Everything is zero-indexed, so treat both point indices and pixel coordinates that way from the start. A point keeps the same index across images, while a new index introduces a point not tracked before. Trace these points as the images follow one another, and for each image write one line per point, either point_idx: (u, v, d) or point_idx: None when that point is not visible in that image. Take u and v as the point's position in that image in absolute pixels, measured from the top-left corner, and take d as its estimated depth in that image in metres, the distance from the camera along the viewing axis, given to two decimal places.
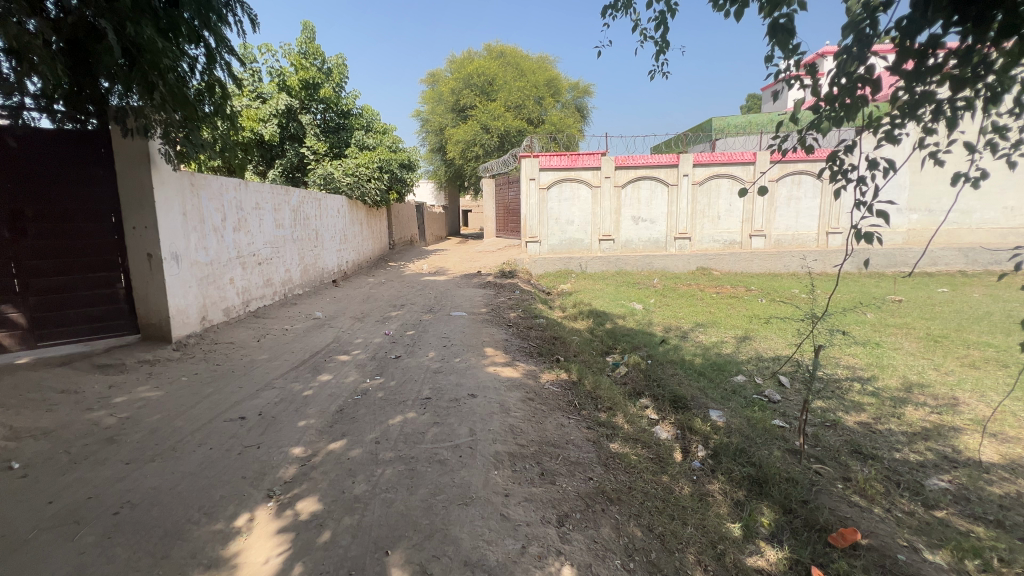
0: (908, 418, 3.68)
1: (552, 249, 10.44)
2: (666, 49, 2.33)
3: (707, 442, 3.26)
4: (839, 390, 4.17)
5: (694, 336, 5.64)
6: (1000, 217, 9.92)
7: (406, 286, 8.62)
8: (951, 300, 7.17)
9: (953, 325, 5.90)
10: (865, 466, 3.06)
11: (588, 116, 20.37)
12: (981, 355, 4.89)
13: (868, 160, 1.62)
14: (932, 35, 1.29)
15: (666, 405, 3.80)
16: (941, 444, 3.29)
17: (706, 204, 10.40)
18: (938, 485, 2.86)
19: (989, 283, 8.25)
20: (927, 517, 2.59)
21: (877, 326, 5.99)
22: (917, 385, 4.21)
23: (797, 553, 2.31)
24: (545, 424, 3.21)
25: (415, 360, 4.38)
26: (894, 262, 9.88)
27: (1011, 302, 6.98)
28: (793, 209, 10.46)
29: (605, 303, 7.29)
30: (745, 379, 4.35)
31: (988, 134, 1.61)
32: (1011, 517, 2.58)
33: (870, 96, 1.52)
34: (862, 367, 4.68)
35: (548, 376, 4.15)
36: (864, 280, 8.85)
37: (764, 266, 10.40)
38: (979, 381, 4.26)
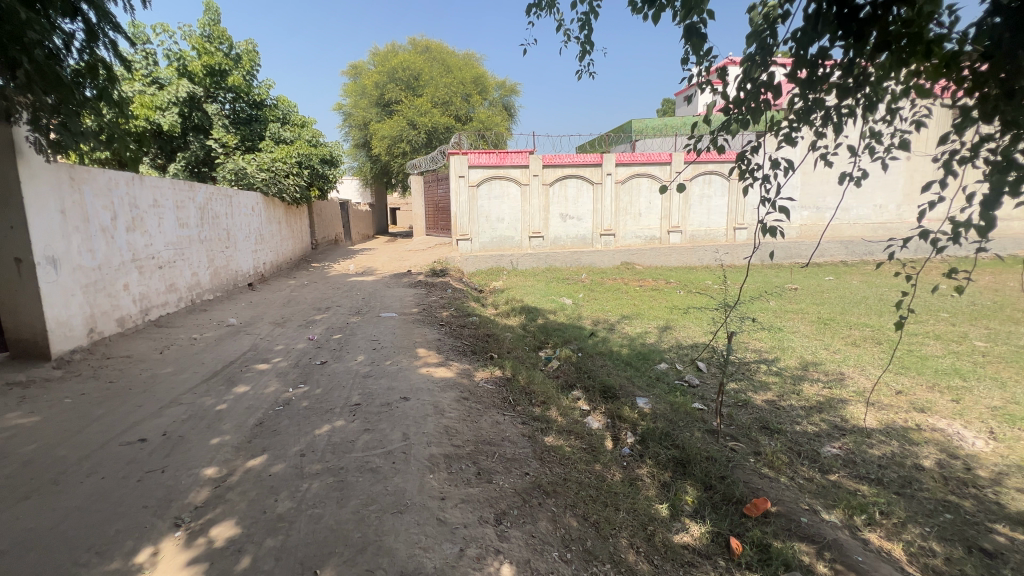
0: (805, 393, 4.11)
1: (483, 246, 10.45)
2: (590, 50, 2.38)
3: (636, 429, 3.42)
4: (748, 372, 4.57)
5: (621, 328, 5.91)
6: (872, 213, 11.37)
7: (331, 287, 8.21)
8: (836, 288, 8.10)
9: (838, 309, 6.68)
10: (772, 440, 3.37)
11: (515, 114, 20.57)
12: (860, 334, 5.58)
13: (771, 160, 1.76)
14: (821, 48, 1.43)
15: (597, 395, 3.93)
16: (832, 415, 3.71)
17: (628, 202, 10.92)
18: (831, 451, 3.22)
19: (866, 272, 9.44)
20: (823, 481, 2.91)
21: (778, 312, 6.63)
22: (812, 364, 4.72)
23: (717, 526, 2.49)
24: (481, 422, 3.19)
25: (342, 365, 4.17)
26: (791, 254, 10.99)
27: (882, 287, 8.04)
28: (705, 206, 11.27)
29: (536, 299, 7.42)
30: (667, 366, 4.63)
31: (867, 139, 1.81)
32: (887, 475, 2.97)
33: (772, 101, 1.65)
34: (766, 350, 5.15)
35: (482, 374, 4.13)
36: (767, 271, 9.77)
37: (681, 260, 11.11)
38: (860, 357, 4.86)
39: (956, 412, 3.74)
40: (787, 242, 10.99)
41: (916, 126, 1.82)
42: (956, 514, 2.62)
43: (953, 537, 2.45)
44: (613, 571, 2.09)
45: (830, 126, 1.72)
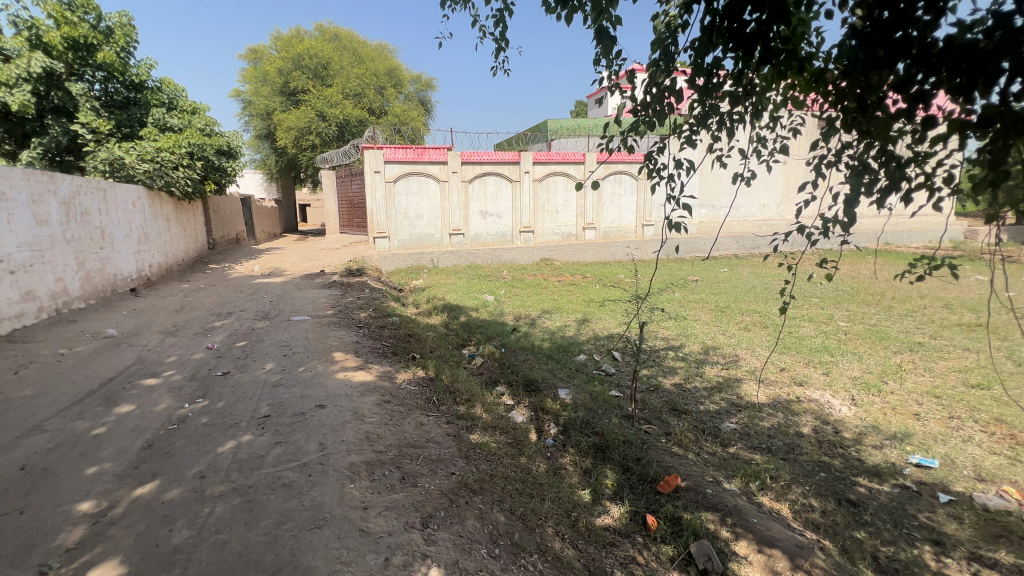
0: (707, 375, 4.51)
1: (401, 244, 10.15)
2: (505, 47, 2.39)
3: (558, 419, 3.52)
4: (658, 358, 4.91)
5: (542, 322, 6.05)
6: (758, 211, 12.73)
7: (233, 290, 7.52)
8: (731, 278, 8.96)
9: (732, 298, 7.40)
10: (680, 420, 3.65)
11: (432, 109, 20.21)
12: (751, 319, 6.23)
13: (675, 161, 1.88)
14: (715, 58, 1.56)
15: (520, 390, 4.00)
16: (730, 393, 4.11)
17: (546, 200, 11.21)
18: (729, 426, 3.56)
19: (754, 264, 10.56)
20: (724, 454, 3.20)
21: (683, 303, 7.19)
22: (712, 348, 5.19)
23: (635, 505, 2.64)
24: (403, 425, 3.10)
25: (248, 375, 3.82)
26: (692, 249, 11.97)
27: (767, 277, 9.05)
28: (617, 205, 11.90)
29: (458, 296, 7.36)
30: (586, 358, 4.83)
31: (754, 143, 2.01)
32: (774, 443, 3.35)
33: (674, 105, 1.76)
34: (673, 337, 5.57)
35: (404, 376, 4.01)
36: (672, 265, 10.56)
37: (596, 256, 11.64)
38: (750, 340, 5.44)
39: (826, 383, 4.31)
40: (689, 238, 11.95)
41: (792, 134, 2.06)
42: (828, 472, 3.02)
43: (827, 492, 2.82)
44: (540, 561, 2.13)
45: (724, 131, 1.88)
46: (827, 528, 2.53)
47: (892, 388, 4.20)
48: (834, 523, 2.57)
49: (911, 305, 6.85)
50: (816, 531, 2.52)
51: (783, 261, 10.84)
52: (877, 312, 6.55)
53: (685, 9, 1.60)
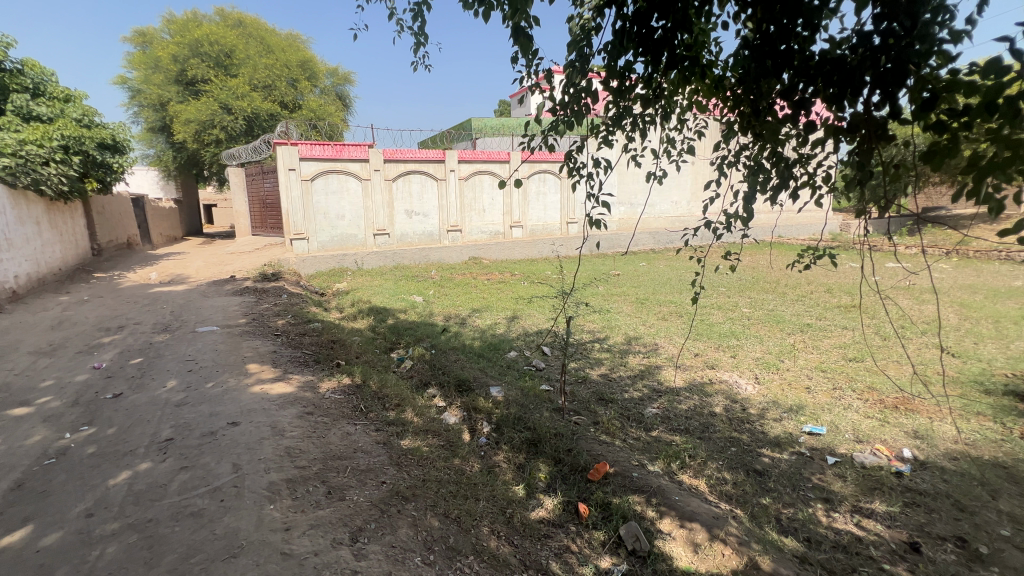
0: (630, 364, 4.75)
1: (322, 246, 9.62)
2: (424, 42, 2.33)
3: (491, 417, 3.52)
4: (585, 351, 5.08)
5: (472, 321, 6.03)
6: (671, 208, 13.63)
7: (124, 301, 6.69)
8: (649, 272, 9.50)
9: (651, 290, 7.86)
10: (607, 409, 3.81)
11: (350, 104, 19.35)
12: (668, 309, 6.65)
13: (593, 159, 1.94)
14: (626, 62, 1.63)
15: (452, 391, 3.95)
16: (651, 380, 4.36)
17: (472, 198, 11.17)
18: (652, 411, 3.78)
19: (669, 257, 11.28)
20: (647, 438, 3.39)
21: (606, 296, 7.52)
22: (634, 339, 5.47)
23: (568, 496, 2.71)
24: (328, 437, 2.93)
25: (146, 395, 3.42)
26: (613, 244, 12.54)
27: (680, 270, 9.72)
28: (542, 203, 12.15)
29: (385, 298, 7.12)
30: (517, 354, 4.88)
31: (665, 144, 2.13)
32: (691, 424, 3.61)
33: (590, 106, 1.82)
34: (599, 330, 5.80)
35: (328, 385, 3.79)
36: (595, 260, 10.99)
37: (524, 254, 11.81)
38: (668, 329, 5.81)
39: (734, 365, 4.72)
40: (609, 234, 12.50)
41: (697, 135, 2.21)
42: (738, 447, 3.30)
43: (737, 465, 3.08)
44: (477, 562, 2.12)
45: (637, 132, 1.98)
46: (738, 498, 2.77)
47: (787, 366, 4.69)
48: (744, 492, 2.81)
49: (801, 291, 7.69)
50: (729, 501, 2.75)
51: (694, 254, 11.71)
52: (774, 298, 7.27)
53: (597, 12, 1.65)
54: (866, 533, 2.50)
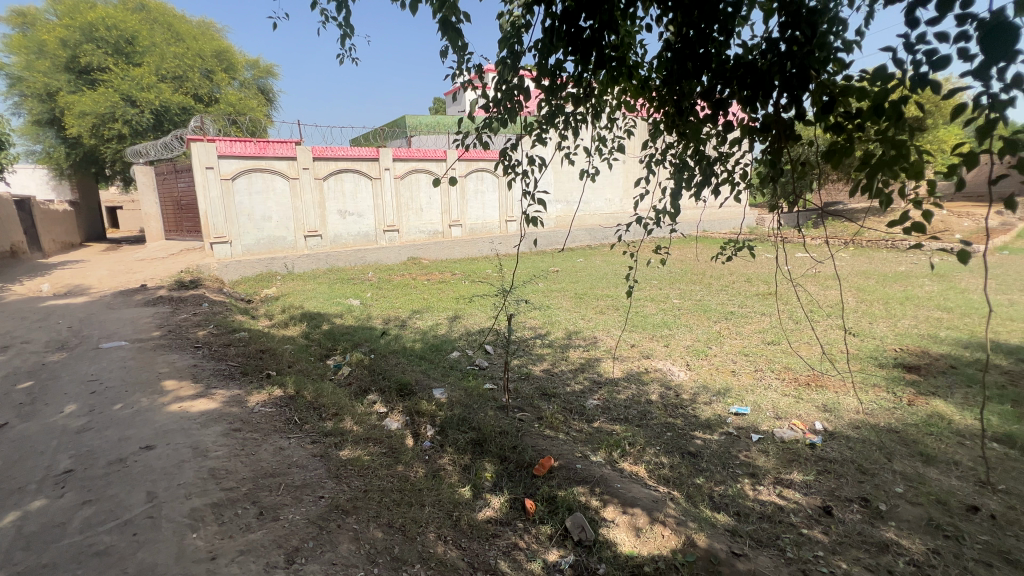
0: (571, 358, 4.87)
1: (246, 249, 8.98)
2: (351, 34, 2.23)
3: (435, 420, 3.46)
4: (527, 347, 5.13)
5: (412, 323, 5.89)
6: (605, 205, 14.12)
7: (8, 317, 5.87)
8: (586, 267, 9.77)
9: (589, 285, 8.09)
10: (550, 403, 3.88)
11: (274, 99, 18.24)
12: (605, 303, 6.88)
13: (528, 157, 1.95)
14: (557, 61, 1.65)
15: (393, 395, 3.83)
16: (592, 373, 4.49)
17: (409, 197, 10.92)
18: (593, 403, 3.89)
19: (605, 253, 11.68)
20: (589, 430, 3.49)
21: (546, 292, 7.64)
22: (574, 333, 5.61)
23: (514, 493, 2.72)
24: (259, 454, 2.74)
25: (38, 423, 3.02)
26: (551, 241, 12.77)
27: (616, 264, 10.09)
28: (480, 201, 12.12)
29: (319, 303, 6.79)
30: (459, 354, 4.83)
31: (597, 142, 2.18)
32: (630, 413, 3.75)
33: (523, 103, 1.82)
34: (540, 326, 5.89)
35: (257, 398, 3.54)
36: (535, 257, 11.14)
37: (464, 253, 11.67)
38: (606, 322, 6.01)
39: (667, 354, 4.96)
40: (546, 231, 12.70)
41: (627, 134, 2.29)
42: (673, 431, 3.48)
43: (673, 449, 3.25)
44: (424, 570, 2.06)
45: (570, 130, 2.01)
46: (674, 480, 2.91)
47: (714, 352, 5.01)
48: (679, 474, 2.97)
49: (724, 281, 8.25)
50: (667, 484, 2.89)
51: (628, 249, 12.21)
52: (701, 289, 7.74)
53: (527, 10, 1.65)
54: (786, 502, 2.72)
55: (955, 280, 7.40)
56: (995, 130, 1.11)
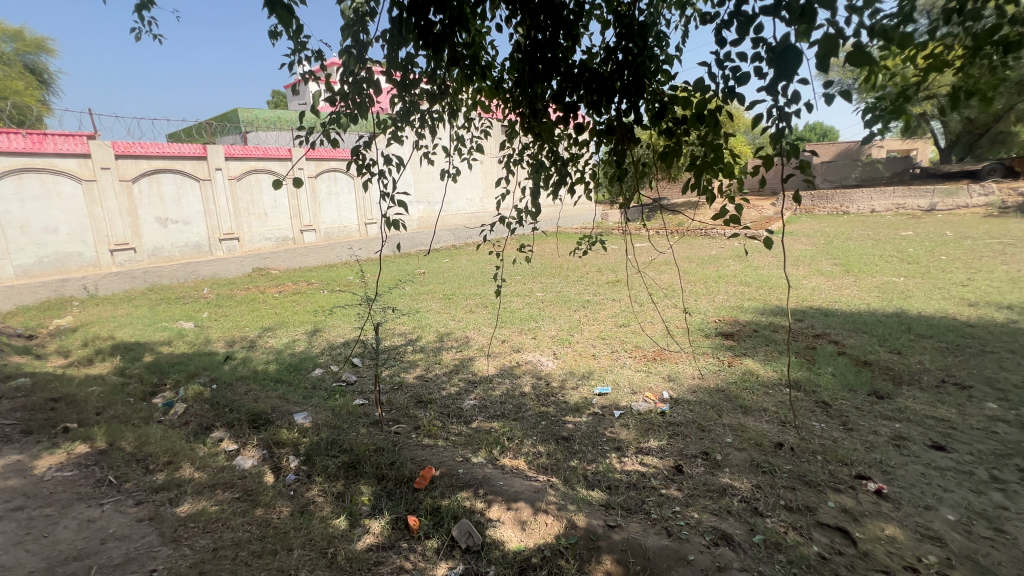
0: (445, 361, 4.80)
1: (22, 271, 7.03)
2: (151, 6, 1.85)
3: (298, 449, 3.09)
4: (398, 355, 4.92)
5: (263, 342, 5.22)
6: (467, 205, 14.33)
7: None
8: (453, 267, 9.77)
9: (457, 285, 8.08)
10: (426, 411, 3.76)
11: (50, 82, 14.60)
12: (474, 302, 6.95)
13: (383, 156, 1.82)
14: (407, 54, 1.56)
15: (245, 428, 3.33)
16: (466, 373, 4.48)
17: (249, 201, 9.66)
18: (469, 404, 3.88)
19: (470, 252, 11.80)
20: (469, 431, 3.47)
21: (414, 296, 7.43)
22: (445, 335, 5.54)
23: (395, 512, 2.57)
24: (55, 534, 2.13)
25: None
26: (415, 243, 12.38)
27: (481, 263, 10.25)
28: (334, 204, 11.25)
29: (136, 330, 5.60)
30: (322, 371, 4.41)
31: (456, 142, 2.14)
32: (506, 408, 3.83)
33: (374, 98, 1.69)
34: (410, 331, 5.70)
35: (50, 461, 2.76)
36: (399, 260, 10.76)
37: (320, 258, 10.49)
38: (476, 321, 6.06)
39: (536, 345, 5.19)
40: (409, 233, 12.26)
41: (483, 135, 2.30)
42: (547, 419, 3.64)
43: (548, 436, 3.40)
44: None
45: (427, 128, 1.93)
46: (552, 467, 3.04)
47: (576, 339, 5.40)
48: (556, 460, 3.11)
49: (580, 272, 8.95)
50: (545, 472, 3.00)
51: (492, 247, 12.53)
52: (561, 281, 8.29)
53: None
54: (647, 467, 3.03)
55: (751, 259, 9.12)
56: (782, 138, 1.35)
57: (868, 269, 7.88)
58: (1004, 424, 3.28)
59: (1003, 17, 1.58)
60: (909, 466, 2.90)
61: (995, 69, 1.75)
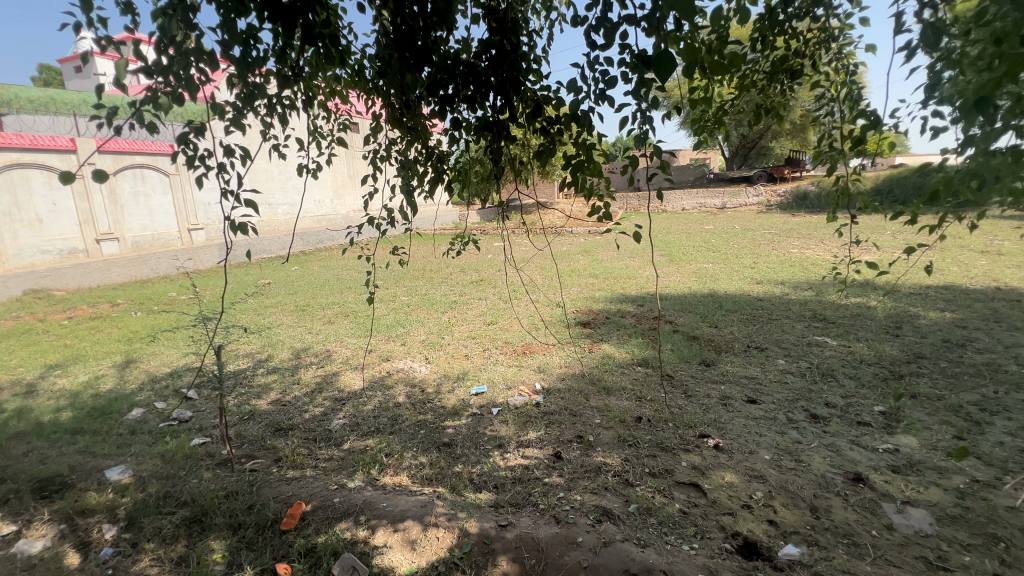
0: (304, 380, 4.30)
1: None
2: None
3: (116, 513, 2.46)
4: (245, 380, 4.26)
5: (48, 384, 4.05)
6: (313, 207, 12.88)
7: None
8: (305, 275, 8.86)
9: (310, 294, 7.35)
10: (288, 440, 3.33)
11: None
12: (332, 311, 6.38)
13: (224, 146, 1.53)
14: (250, 25, 1.34)
15: (29, 501, 2.53)
16: (331, 391, 4.08)
17: (12, 203, 7.39)
18: (338, 424, 3.54)
19: (324, 257, 10.86)
20: (341, 454, 3.16)
21: (258, 310, 6.53)
22: (302, 351, 4.98)
23: (260, 563, 2.20)
24: None
25: None
26: (267, 250, 10.68)
27: (337, 268, 9.46)
28: (143, 206, 9.25)
29: None
30: (143, 411, 3.60)
31: (312, 134, 1.93)
32: (380, 422, 3.58)
33: (208, 75, 1.41)
34: (258, 351, 5.00)
35: None
36: (237, 269, 9.35)
37: (126, 274, 8.60)
38: (337, 332, 5.57)
39: (406, 352, 4.97)
40: (256, 238, 10.60)
41: (342, 129, 2.12)
42: (426, 428, 3.50)
43: (428, 445, 3.27)
44: None
45: (276, 116, 1.69)
46: (436, 477, 2.93)
47: (447, 341, 5.33)
48: (440, 468, 3.01)
49: (443, 274, 8.86)
50: (430, 483, 2.88)
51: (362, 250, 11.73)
52: (425, 283, 8.10)
53: None
54: (529, 459, 3.11)
55: (596, 253, 10.07)
56: (645, 139, 1.49)
57: (687, 258, 9.32)
58: (792, 374, 4.14)
59: (787, 51, 2.00)
60: (736, 420, 3.47)
61: (780, 93, 2.19)
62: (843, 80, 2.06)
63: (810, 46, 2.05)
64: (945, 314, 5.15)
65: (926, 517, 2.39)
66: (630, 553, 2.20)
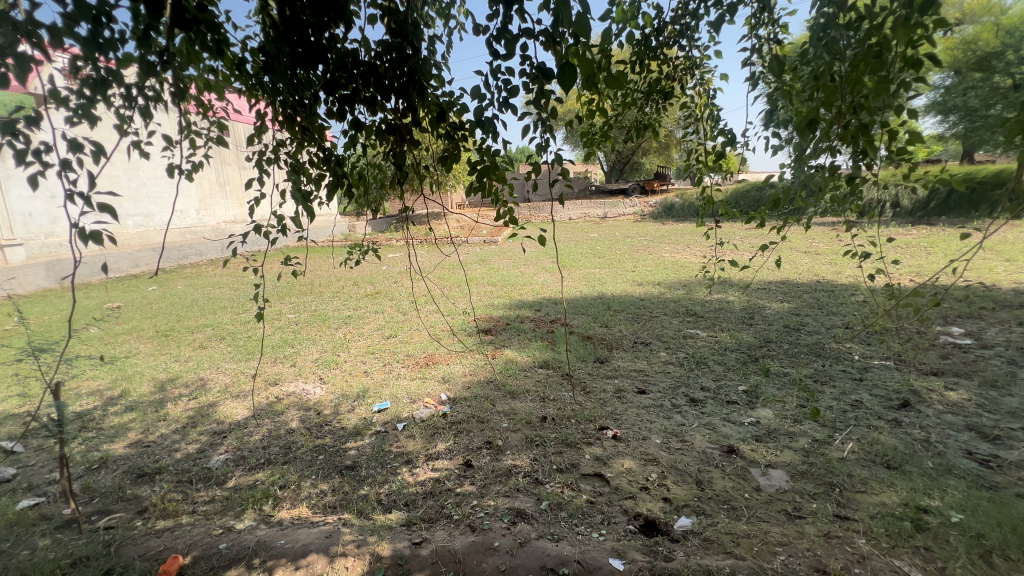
0: (173, 414, 3.74)
1: None
2: None
3: None
4: (92, 422, 3.57)
5: None
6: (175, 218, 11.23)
7: None
8: (166, 295, 7.72)
9: (174, 317, 6.42)
10: (155, 486, 2.86)
11: None
12: (204, 335, 5.64)
13: (70, 140, 1.30)
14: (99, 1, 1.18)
15: None
16: (208, 424, 3.61)
17: None
18: (219, 460, 3.13)
19: (188, 274, 9.54)
20: (224, 493, 2.79)
21: (104, 339, 5.52)
22: (167, 382, 4.32)
23: None
24: None
25: None
26: (122, 267, 9.16)
27: (207, 286, 8.38)
28: None
29: None
30: None
31: (183, 131, 1.72)
32: (271, 452, 3.24)
33: (44, 54, 1.20)
34: (108, 387, 4.22)
35: None
36: (73, 292, 7.78)
37: None
38: (211, 357, 4.93)
39: (296, 374, 4.57)
40: (109, 252, 8.98)
41: (219, 129, 1.93)
42: (325, 452, 3.25)
43: (329, 470, 3.04)
44: None
45: (135, 108, 1.49)
46: (341, 503, 2.73)
47: (343, 358, 5.02)
48: (344, 494, 2.81)
49: (334, 288, 8.34)
50: (334, 511, 2.67)
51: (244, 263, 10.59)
52: (314, 299, 7.54)
53: None
54: (440, 471, 3.04)
55: (493, 262, 10.26)
56: (547, 146, 1.58)
57: (577, 264, 9.91)
58: (672, 364, 4.62)
59: (660, 75, 2.25)
60: (629, 410, 3.76)
61: (656, 111, 2.45)
62: (705, 103, 2.37)
63: (678, 71, 2.32)
64: (784, 304, 6.14)
65: (783, 475, 2.81)
66: (544, 549, 2.26)
